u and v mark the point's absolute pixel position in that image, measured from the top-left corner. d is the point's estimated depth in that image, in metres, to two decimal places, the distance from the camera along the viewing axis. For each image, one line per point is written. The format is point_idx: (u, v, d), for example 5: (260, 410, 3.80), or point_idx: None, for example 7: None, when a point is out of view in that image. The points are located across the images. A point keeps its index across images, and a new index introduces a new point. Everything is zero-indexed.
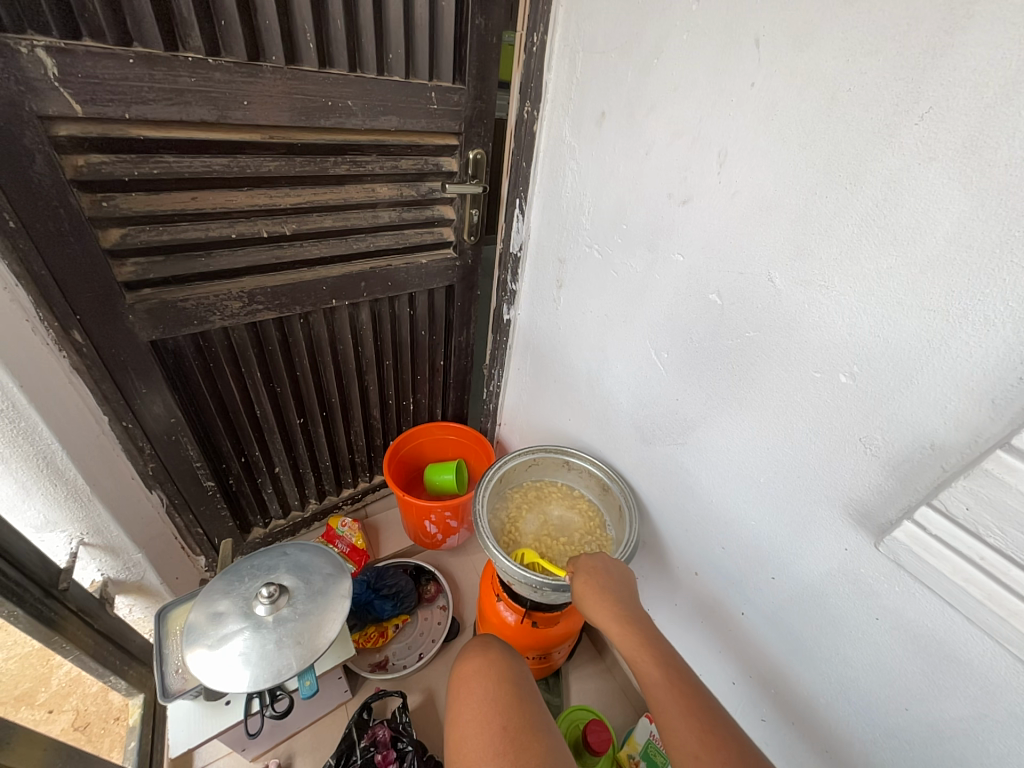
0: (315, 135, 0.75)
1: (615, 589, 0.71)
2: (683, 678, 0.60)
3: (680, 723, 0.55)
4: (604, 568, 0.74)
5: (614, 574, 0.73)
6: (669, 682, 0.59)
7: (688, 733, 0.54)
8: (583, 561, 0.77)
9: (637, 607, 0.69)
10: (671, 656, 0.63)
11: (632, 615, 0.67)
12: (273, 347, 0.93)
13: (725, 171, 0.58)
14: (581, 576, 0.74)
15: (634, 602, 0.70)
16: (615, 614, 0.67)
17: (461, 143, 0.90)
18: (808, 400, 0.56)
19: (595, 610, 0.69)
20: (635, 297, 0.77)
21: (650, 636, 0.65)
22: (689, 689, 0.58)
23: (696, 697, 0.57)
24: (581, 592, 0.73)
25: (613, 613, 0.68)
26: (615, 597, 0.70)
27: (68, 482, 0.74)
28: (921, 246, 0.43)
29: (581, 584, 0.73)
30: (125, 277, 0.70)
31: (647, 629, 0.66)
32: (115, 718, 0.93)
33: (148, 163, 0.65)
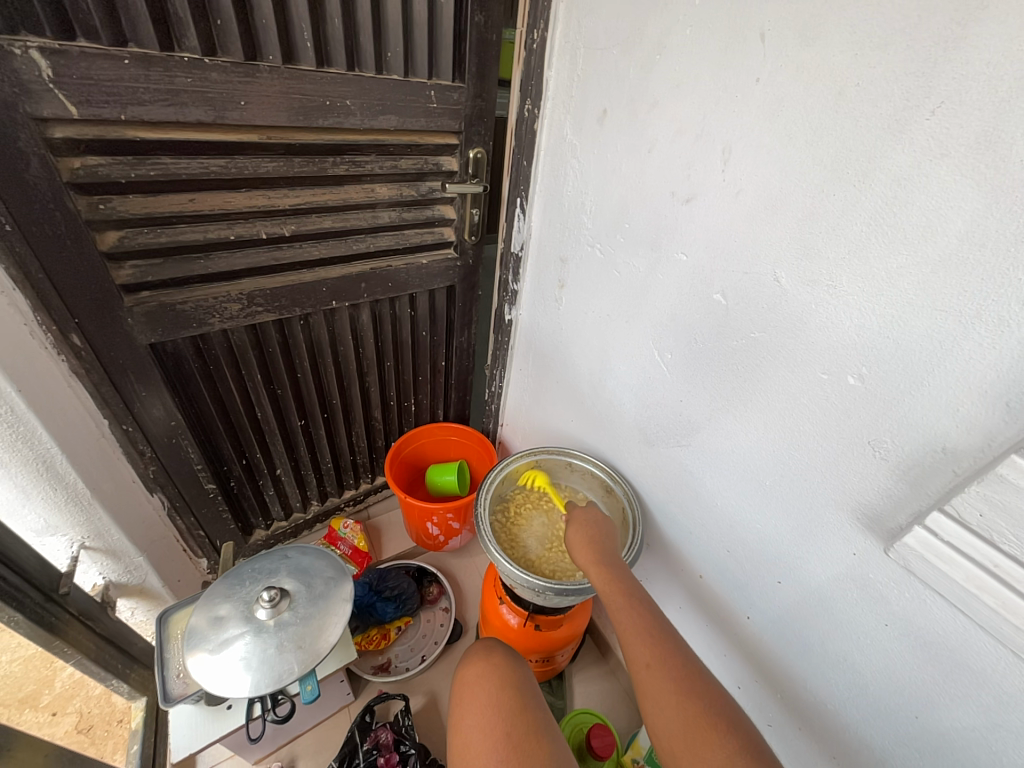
0: (313, 135, 0.74)
1: (599, 535, 0.75)
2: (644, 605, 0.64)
3: (638, 642, 0.60)
4: (592, 520, 0.78)
5: (600, 523, 0.77)
6: (631, 609, 0.63)
7: (641, 649, 0.59)
8: (578, 513, 0.81)
9: (614, 551, 0.73)
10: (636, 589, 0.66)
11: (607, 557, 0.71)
12: (273, 349, 0.92)
13: (729, 168, 0.57)
14: (574, 525, 0.79)
15: (613, 547, 0.73)
16: (594, 557, 0.71)
17: (461, 142, 0.89)
18: (815, 402, 0.55)
19: (578, 551, 0.74)
20: (638, 297, 0.76)
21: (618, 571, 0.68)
22: (649, 615, 0.62)
23: (653, 620, 0.62)
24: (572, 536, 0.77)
25: (595, 557, 0.71)
26: (598, 542, 0.74)
27: (68, 486, 0.73)
28: (932, 245, 0.42)
29: (573, 531, 0.78)
30: (123, 281, 0.70)
31: (616, 564, 0.70)
32: (118, 720, 0.93)
33: (144, 164, 0.64)
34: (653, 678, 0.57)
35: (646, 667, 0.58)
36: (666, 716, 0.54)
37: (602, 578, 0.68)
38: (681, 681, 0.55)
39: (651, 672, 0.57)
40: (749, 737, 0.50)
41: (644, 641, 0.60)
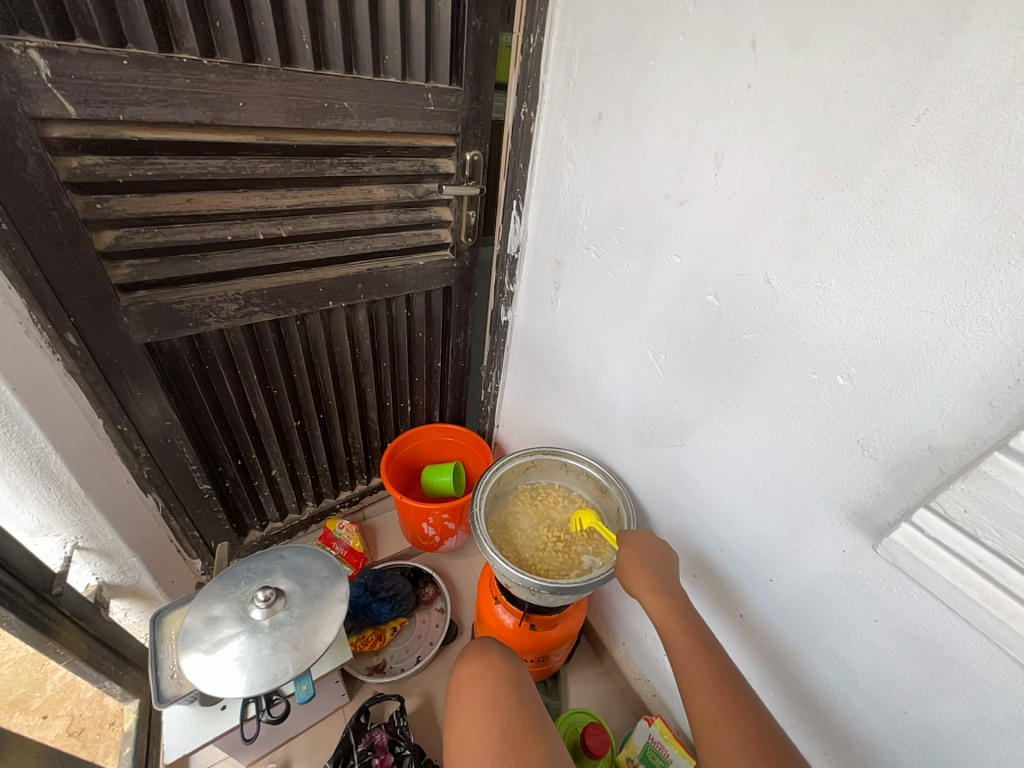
0: (311, 136, 0.75)
1: (658, 562, 0.71)
2: (709, 648, 0.63)
3: (703, 688, 0.59)
4: (647, 545, 0.74)
5: (655, 548, 0.73)
6: (695, 652, 0.62)
7: (708, 698, 0.58)
8: (629, 534, 0.76)
9: (673, 579, 0.70)
10: (698, 625, 0.65)
11: (668, 585, 0.68)
12: (270, 349, 0.92)
13: (722, 172, 0.58)
14: (625, 549, 0.74)
15: (670, 573, 0.70)
16: (653, 587, 0.68)
17: (458, 145, 0.90)
18: (805, 402, 0.56)
19: (637, 577, 0.70)
20: (632, 299, 0.76)
21: (681, 605, 0.66)
22: (713, 662, 0.61)
23: (719, 669, 0.60)
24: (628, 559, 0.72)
25: (659, 586, 0.68)
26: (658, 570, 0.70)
27: (62, 485, 0.73)
28: (918, 248, 0.43)
29: (626, 555, 0.73)
30: (119, 280, 0.70)
31: (680, 596, 0.67)
32: (110, 723, 0.92)
33: (142, 164, 0.65)
34: (720, 736, 0.55)
35: (715, 725, 0.56)
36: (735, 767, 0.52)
37: (661, 612, 0.66)
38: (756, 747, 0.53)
39: (721, 731, 0.55)
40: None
41: (711, 694, 0.58)
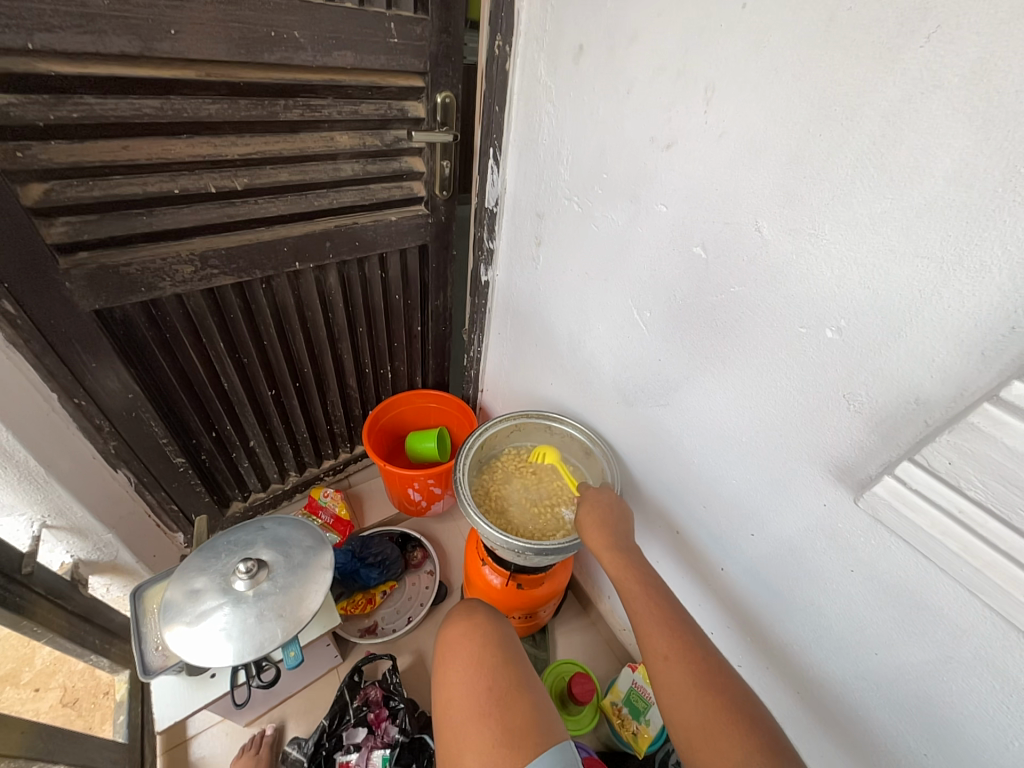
0: (260, 73, 0.67)
1: (609, 517, 0.73)
2: (660, 594, 0.64)
3: (657, 634, 0.60)
4: (602, 498, 0.75)
5: (612, 506, 0.75)
6: (649, 598, 0.64)
7: (659, 641, 0.60)
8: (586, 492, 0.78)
9: (625, 533, 0.72)
10: (648, 572, 0.67)
11: (620, 537, 0.70)
12: (235, 315, 0.87)
13: (712, 108, 0.53)
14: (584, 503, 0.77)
15: (623, 528, 0.72)
16: (608, 542, 0.70)
17: (427, 85, 0.82)
18: (793, 356, 0.54)
19: (587, 531, 0.73)
20: (617, 253, 0.73)
21: (633, 558, 0.68)
22: (664, 605, 0.63)
23: (669, 610, 0.63)
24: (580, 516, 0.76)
25: (608, 540, 0.70)
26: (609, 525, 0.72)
27: (18, 463, 0.70)
28: (918, 187, 0.40)
29: (583, 512, 0.75)
30: (55, 239, 0.63)
31: (629, 546, 0.69)
32: (104, 692, 0.93)
33: (65, 104, 0.57)
34: (670, 672, 0.57)
35: (665, 659, 0.58)
36: (686, 707, 0.54)
37: (619, 565, 0.67)
38: (702, 677, 0.56)
39: (670, 665, 0.58)
40: (773, 737, 0.51)
41: (663, 631, 0.60)
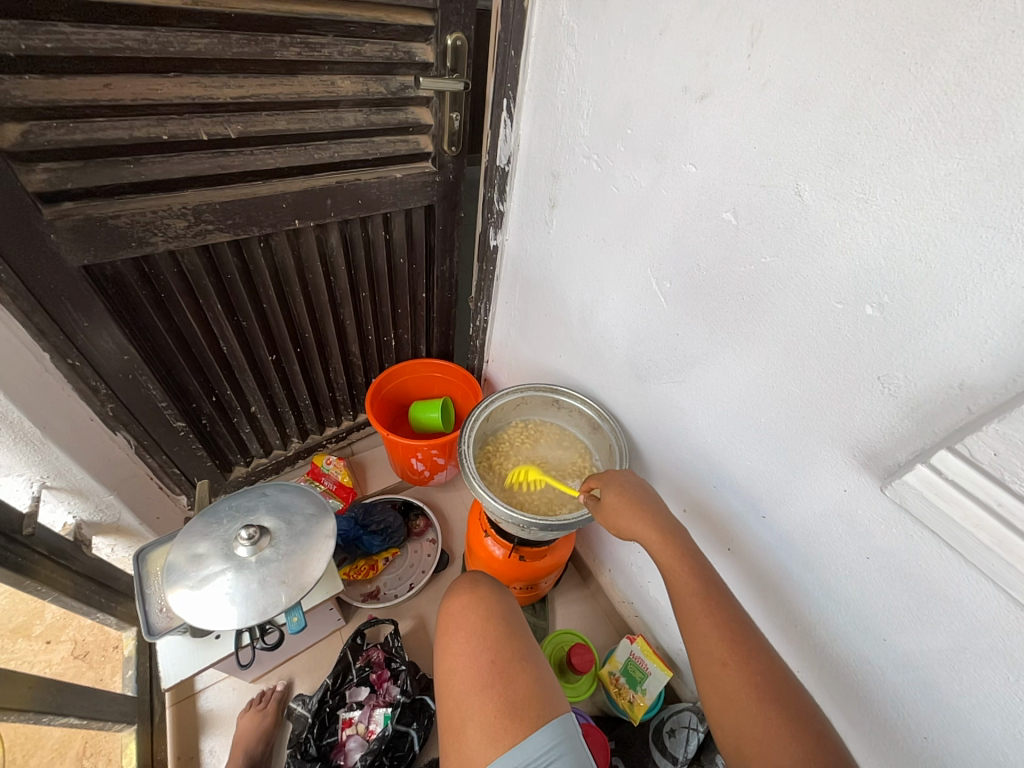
0: (253, 4, 0.60)
1: (655, 505, 0.70)
2: (718, 594, 0.62)
3: (714, 637, 0.59)
4: (630, 482, 0.74)
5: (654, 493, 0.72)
6: (706, 599, 0.62)
7: (715, 643, 0.59)
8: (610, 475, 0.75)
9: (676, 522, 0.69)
10: (705, 569, 0.64)
11: (672, 530, 0.67)
12: (233, 276, 0.83)
13: (757, 52, 0.47)
14: (608, 486, 0.73)
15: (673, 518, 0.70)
16: (659, 531, 0.67)
17: (437, 25, 0.75)
18: (825, 334, 0.50)
19: (620, 516, 0.70)
20: (637, 218, 0.68)
21: (688, 552, 0.65)
22: (722, 605, 0.61)
23: (727, 611, 0.61)
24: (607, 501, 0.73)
25: (659, 531, 0.67)
26: (656, 512, 0.69)
27: (12, 424, 0.68)
28: (992, 146, 0.35)
29: (610, 496, 0.72)
30: (37, 187, 0.59)
31: (684, 541, 0.67)
32: (114, 646, 0.95)
33: (37, 33, 0.51)
34: (727, 677, 0.57)
35: (723, 666, 0.57)
36: (742, 715, 0.54)
37: (671, 558, 0.65)
38: (761, 685, 0.55)
39: (729, 672, 0.57)
40: (834, 750, 0.51)
41: (723, 636, 0.59)
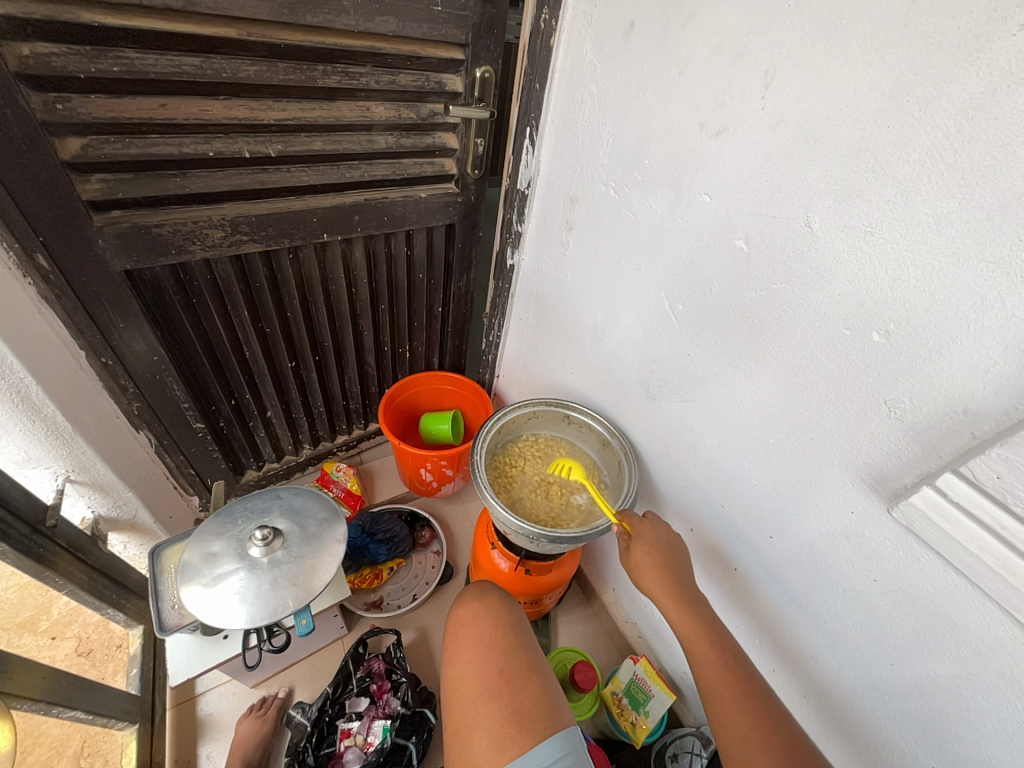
0: (301, 35, 0.65)
1: (673, 568, 0.71)
2: (735, 665, 0.64)
3: (736, 710, 0.59)
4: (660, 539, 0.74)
5: (675, 553, 0.73)
6: (723, 669, 0.63)
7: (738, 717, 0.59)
8: (645, 529, 0.75)
9: (693, 589, 0.70)
10: (722, 638, 0.66)
11: (691, 597, 0.69)
12: (261, 284, 0.87)
13: (771, 95, 0.51)
14: (639, 542, 0.74)
15: (689, 582, 0.71)
16: (677, 596, 0.69)
17: (468, 58, 0.80)
18: (833, 359, 0.52)
19: (647, 577, 0.71)
20: (652, 242, 0.71)
21: (708, 621, 0.67)
22: (740, 675, 0.62)
23: (746, 682, 0.62)
24: (635, 558, 0.74)
25: (676, 595, 0.69)
26: (673, 577, 0.70)
27: (47, 418, 0.71)
28: (991, 188, 0.38)
29: (638, 553, 0.73)
30: (90, 195, 0.63)
31: (691, 592, 0.70)
32: (117, 646, 0.95)
33: (106, 57, 0.56)
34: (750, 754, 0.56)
35: (746, 742, 0.57)
36: None
37: (688, 623, 0.67)
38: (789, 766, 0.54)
39: (752, 750, 0.56)
40: None
41: (727, 684, 0.62)
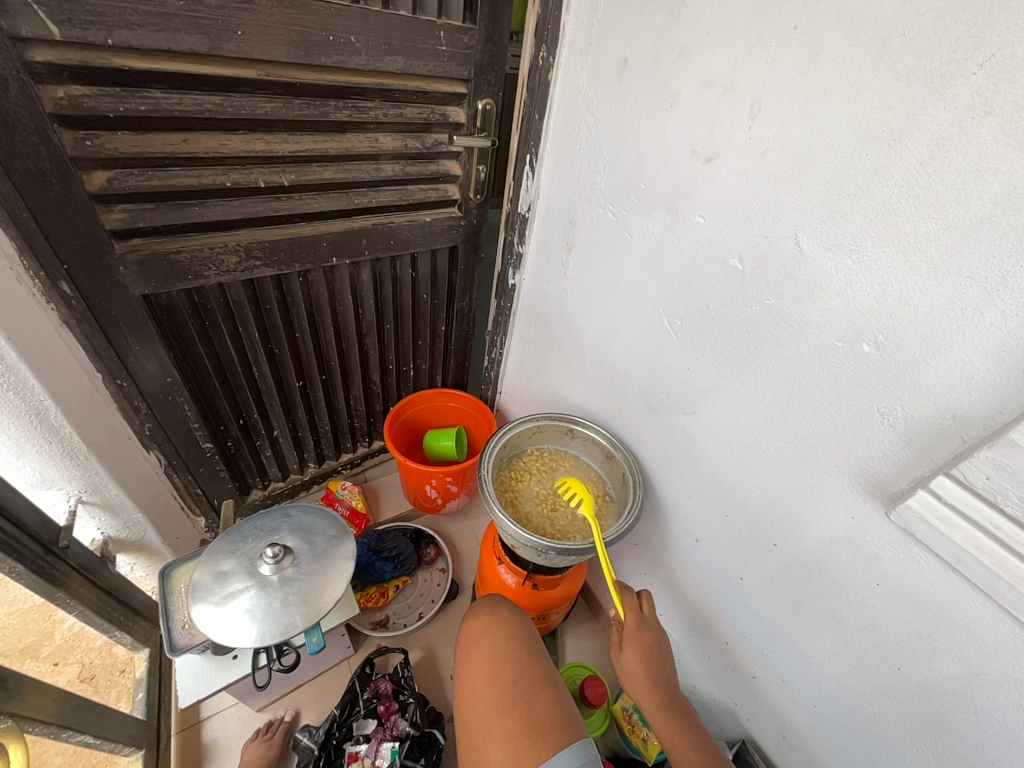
0: (315, 74, 0.69)
1: (661, 672, 0.70)
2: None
3: None
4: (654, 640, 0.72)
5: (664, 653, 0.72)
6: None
7: None
8: (637, 632, 0.73)
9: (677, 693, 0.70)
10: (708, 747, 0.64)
11: (676, 704, 0.68)
12: (271, 306, 0.89)
13: (757, 125, 0.55)
14: (629, 644, 0.72)
15: (673, 685, 0.70)
16: (663, 706, 0.67)
17: (470, 92, 0.84)
18: (827, 369, 0.55)
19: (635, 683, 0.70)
20: (649, 261, 0.74)
21: (692, 727, 0.65)
22: None
23: None
24: (623, 660, 0.72)
25: (662, 702, 0.67)
26: (661, 682, 0.69)
27: (63, 440, 0.71)
28: (965, 209, 0.41)
29: (627, 657, 0.72)
30: (113, 225, 0.66)
31: (675, 700, 0.69)
32: (121, 670, 0.93)
33: (133, 98, 0.59)
34: None
35: None
36: None
37: (673, 732, 0.64)
38: None
39: None
40: None
41: None
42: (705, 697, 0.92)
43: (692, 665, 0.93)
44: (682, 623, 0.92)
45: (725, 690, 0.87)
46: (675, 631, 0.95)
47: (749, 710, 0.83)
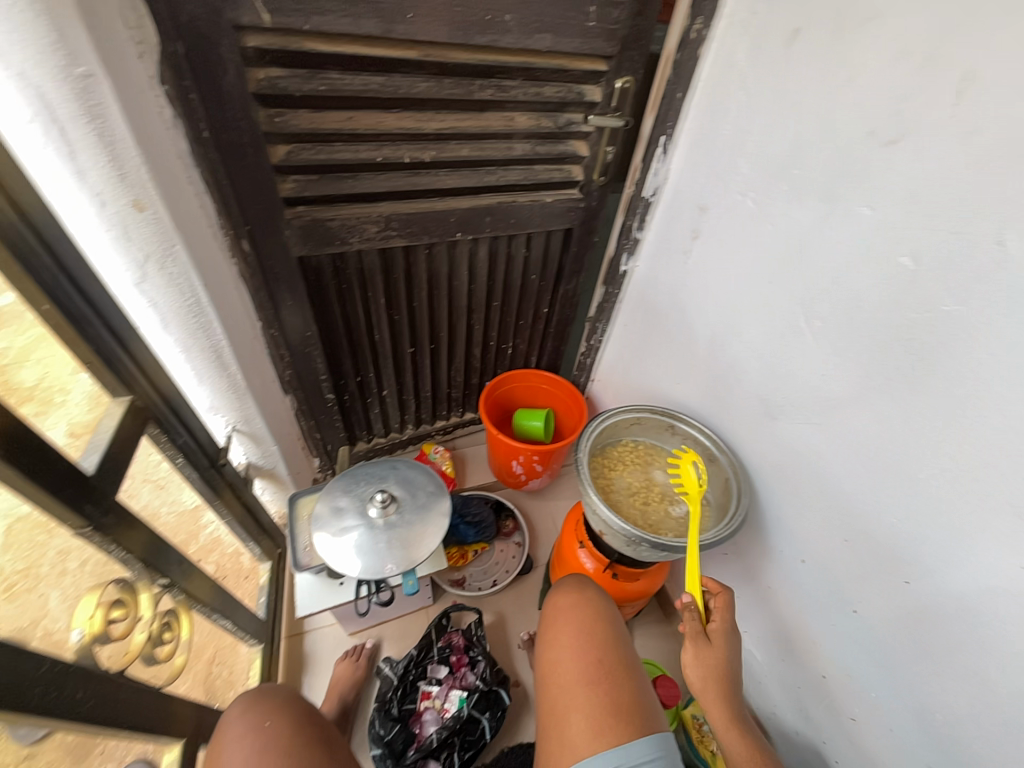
0: (467, 54, 0.72)
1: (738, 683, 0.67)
2: None
3: None
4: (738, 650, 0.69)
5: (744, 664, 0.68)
6: None
7: None
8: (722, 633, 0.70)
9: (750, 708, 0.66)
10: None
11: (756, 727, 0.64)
12: (398, 276, 0.97)
13: (966, 102, 0.47)
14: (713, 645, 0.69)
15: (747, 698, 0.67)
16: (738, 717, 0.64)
17: (610, 70, 0.82)
18: (1019, 393, 0.47)
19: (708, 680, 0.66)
20: (793, 255, 0.68)
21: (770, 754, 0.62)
22: None
23: None
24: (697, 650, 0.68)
25: (742, 721, 0.64)
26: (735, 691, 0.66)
27: (230, 375, 0.84)
28: None
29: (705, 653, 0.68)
30: (286, 193, 0.75)
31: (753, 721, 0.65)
32: (247, 574, 1.06)
33: (315, 79, 0.66)
34: None
35: None
36: None
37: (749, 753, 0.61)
38: None
39: None
40: None
41: None
42: (785, 726, 0.87)
43: (774, 690, 0.87)
44: (769, 644, 0.86)
45: (811, 724, 0.81)
46: (760, 652, 0.90)
47: (839, 751, 0.77)
